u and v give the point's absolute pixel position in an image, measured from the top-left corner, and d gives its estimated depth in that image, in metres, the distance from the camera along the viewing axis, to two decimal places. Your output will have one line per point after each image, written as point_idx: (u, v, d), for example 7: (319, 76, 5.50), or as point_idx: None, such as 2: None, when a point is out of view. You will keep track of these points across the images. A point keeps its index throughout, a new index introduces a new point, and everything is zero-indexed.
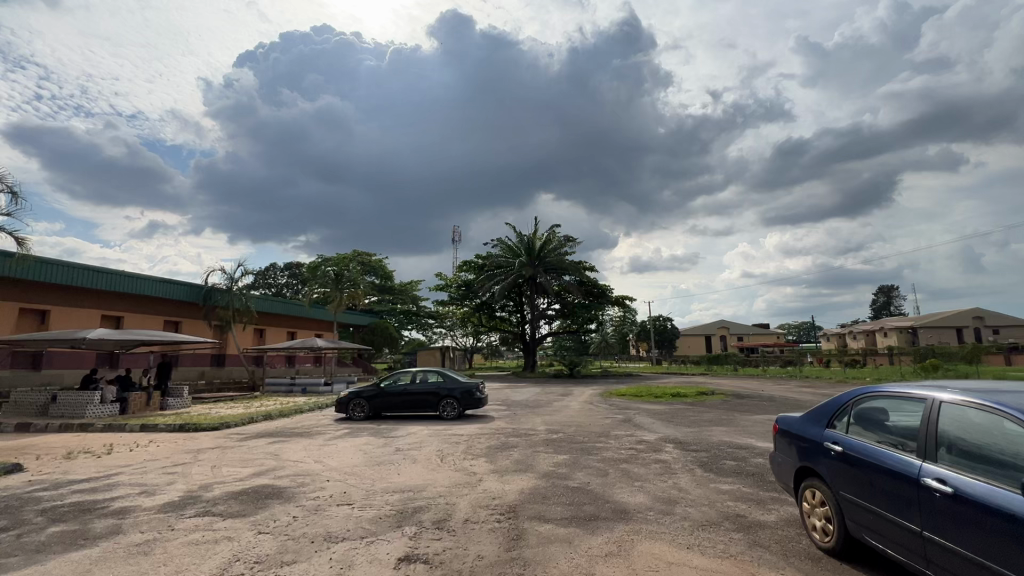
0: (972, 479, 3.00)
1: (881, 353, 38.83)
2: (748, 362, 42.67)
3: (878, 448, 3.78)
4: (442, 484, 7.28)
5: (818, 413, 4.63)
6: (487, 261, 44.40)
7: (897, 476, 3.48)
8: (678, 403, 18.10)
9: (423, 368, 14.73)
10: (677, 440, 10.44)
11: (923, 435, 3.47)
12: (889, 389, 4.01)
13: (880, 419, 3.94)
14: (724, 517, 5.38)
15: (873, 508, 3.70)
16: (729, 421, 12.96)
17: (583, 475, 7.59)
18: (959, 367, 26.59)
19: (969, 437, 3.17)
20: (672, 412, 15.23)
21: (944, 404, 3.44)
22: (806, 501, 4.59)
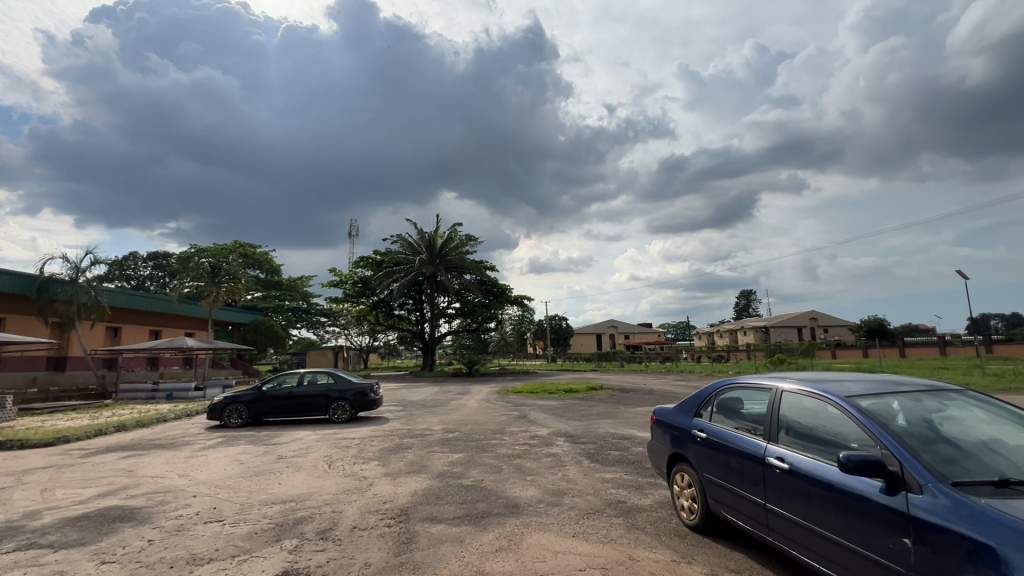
0: (803, 456, 3.51)
1: (742, 349, 44.32)
2: (633, 359, 46.16)
3: (734, 432, 4.28)
4: (329, 491, 6.89)
5: (687, 404, 5.14)
6: (386, 258, 42.96)
7: (748, 456, 3.97)
8: (570, 398, 19.05)
9: (312, 369, 13.79)
10: (568, 433, 10.95)
11: (769, 420, 3.99)
12: (744, 381, 4.55)
13: (737, 407, 4.48)
14: (606, 504, 5.75)
15: (729, 486, 4.19)
16: (615, 414, 13.89)
17: (477, 473, 7.66)
18: (798, 361, 31.29)
19: (803, 420, 3.69)
20: (564, 407, 15.99)
21: (785, 393, 3.98)
22: (676, 483, 5.08)
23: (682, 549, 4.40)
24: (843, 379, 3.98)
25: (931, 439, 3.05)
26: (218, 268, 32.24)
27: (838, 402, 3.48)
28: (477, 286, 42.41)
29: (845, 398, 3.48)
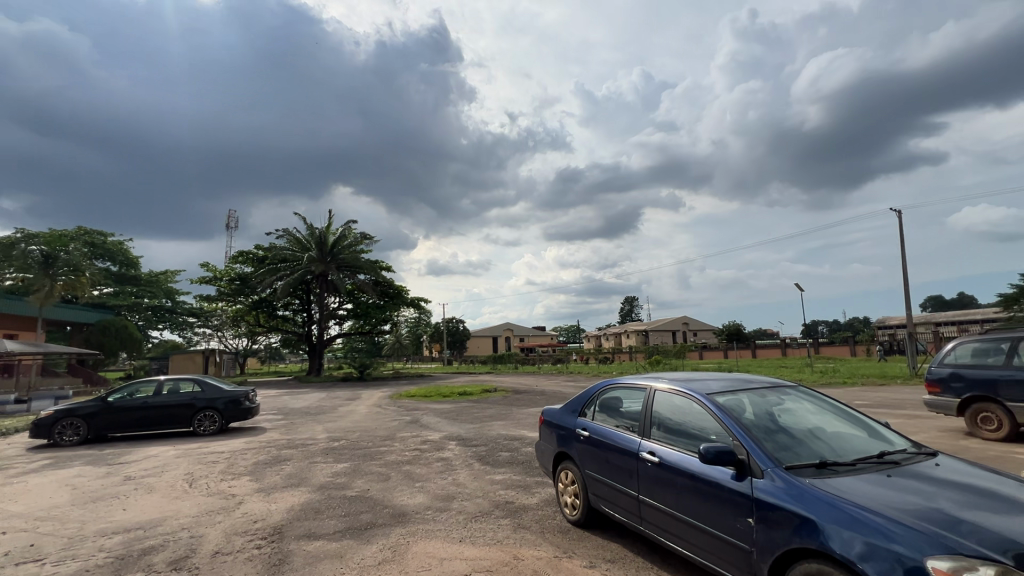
0: (671, 450, 3.84)
1: (625, 351, 47.98)
2: (528, 360, 47.70)
3: (614, 430, 4.56)
4: (188, 513, 6.10)
5: (573, 403, 5.36)
6: (269, 253, 39.52)
7: (624, 451, 4.26)
8: (464, 401, 19.05)
9: (173, 376, 12.17)
10: (460, 437, 10.90)
11: (644, 417, 4.30)
12: (624, 381, 4.86)
13: (617, 406, 4.77)
14: (494, 506, 5.80)
15: (608, 481, 4.45)
16: (507, 415, 14.16)
17: (363, 482, 7.30)
18: (672, 362, 34.61)
19: (672, 417, 4.04)
20: (458, 410, 15.94)
21: (658, 392, 4.32)
22: (561, 481, 5.28)
23: (563, 544, 4.58)
24: (707, 378, 4.42)
25: (772, 429, 3.50)
26: (54, 258, 27.11)
27: (700, 399, 3.86)
28: (371, 286, 40.71)
29: (706, 395, 3.87)
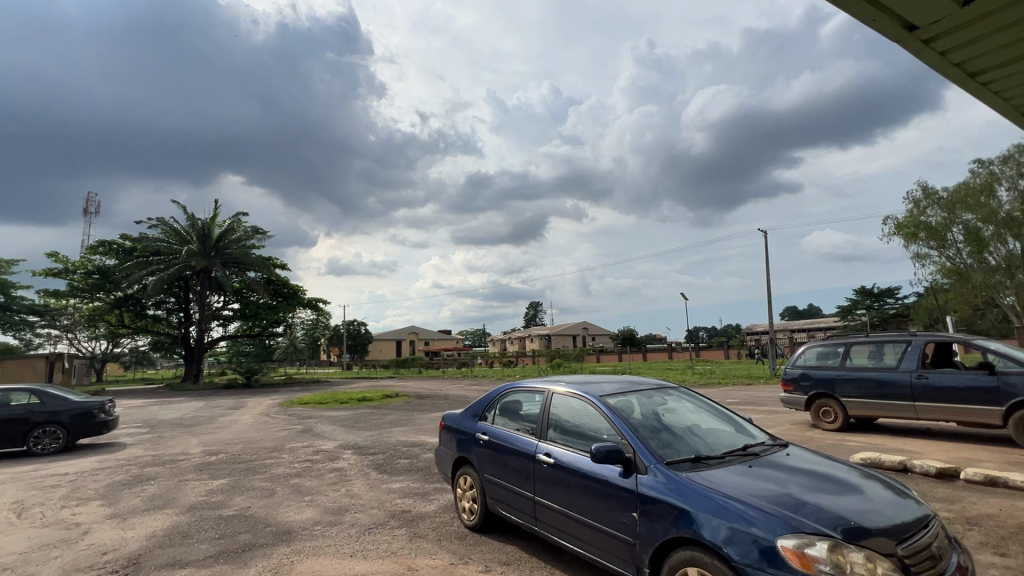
0: (566, 450, 3.97)
1: (529, 356, 49.24)
2: (432, 364, 47.06)
3: (512, 433, 4.62)
4: (15, 550, 5.10)
5: (474, 408, 5.35)
6: (138, 244, 34.80)
7: (522, 454, 4.33)
8: (362, 407, 18.23)
9: (2, 386, 10.19)
10: (356, 445, 10.38)
11: (541, 420, 4.41)
12: (523, 384, 4.95)
13: (516, 409, 4.84)
14: (390, 516, 5.59)
15: (505, 484, 4.50)
16: (408, 421, 13.80)
17: (244, 499, 6.65)
18: (573, 365, 36.09)
19: (568, 418, 4.18)
20: (356, 417, 15.21)
21: (555, 395, 4.45)
22: (459, 486, 5.24)
23: (460, 550, 4.54)
24: (601, 381, 4.65)
25: (657, 428, 3.77)
26: None
27: (593, 401, 4.04)
28: (262, 285, 37.49)
29: (599, 397, 4.06)
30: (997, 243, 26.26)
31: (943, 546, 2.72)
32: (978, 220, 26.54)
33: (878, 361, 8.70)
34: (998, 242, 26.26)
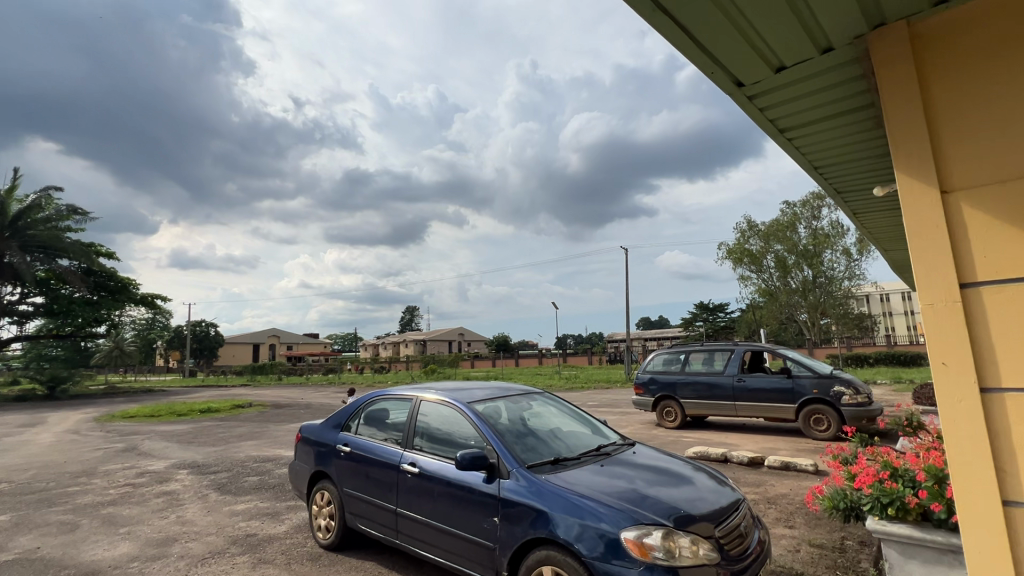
0: (431, 459, 3.91)
1: (402, 361, 47.91)
2: (293, 370, 43.27)
3: (377, 443, 4.42)
4: None
5: (336, 418, 5.01)
6: None
7: (385, 465, 4.16)
8: (205, 420, 16.06)
9: None
10: (194, 464, 9.07)
11: (408, 428, 4.29)
12: (391, 391, 4.77)
13: (382, 418, 4.64)
14: (230, 542, 4.97)
15: (367, 497, 4.29)
16: (261, 434, 12.48)
17: (32, 539, 5.39)
18: (447, 371, 35.90)
19: (435, 426, 4.12)
20: (196, 431, 13.36)
21: (423, 402, 4.36)
22: (315, 503, 4.86)
23: (312, 573, 4.20)
24: (470, 387, 4.68)
25: (521, 433, 3.89)
26: None
27: (461, 407, 4.04)
28: (76, 275, 31.16)
29: (467, 404, 4.07)
30: (796, 270, 32.12)
31: (749, 525, 3.20)
32: (785, 251, 32.14)
33: (709, 366, 10.08)
34: (797, 269, 32.11)
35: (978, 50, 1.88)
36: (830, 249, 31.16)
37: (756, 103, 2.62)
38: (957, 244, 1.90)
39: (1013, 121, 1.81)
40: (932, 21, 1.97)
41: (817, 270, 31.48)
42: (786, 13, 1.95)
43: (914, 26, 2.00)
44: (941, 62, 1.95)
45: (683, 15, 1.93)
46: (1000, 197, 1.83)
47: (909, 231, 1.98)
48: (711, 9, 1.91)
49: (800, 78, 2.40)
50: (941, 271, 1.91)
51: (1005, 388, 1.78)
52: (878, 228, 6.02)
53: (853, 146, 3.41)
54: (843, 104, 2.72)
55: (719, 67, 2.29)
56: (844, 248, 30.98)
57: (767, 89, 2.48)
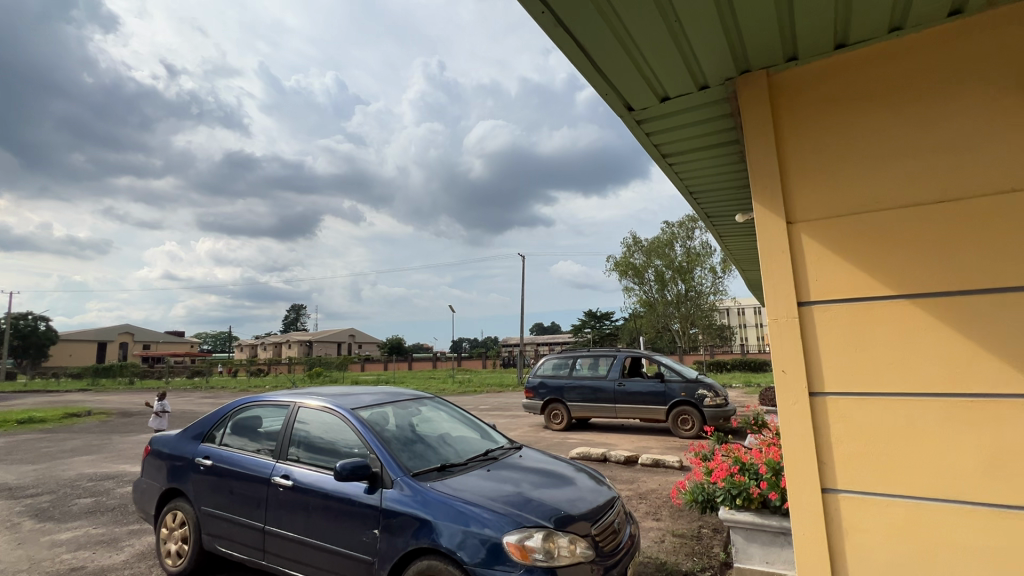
0: (307, 470, 3.62)
1: (283, 363, 44.28)
2: (149, 372, 37.88)
3: (244, 455, 4.00)
4: None
5: (196, 427, 4.45)
6: None
7: (254, 479, 3.79)
8: (25, 432, 13.37)
9: None
10: (3, 486, 7.47)
11: (282, 437, 3.95)
12: (264, 397, 4.35)
13: (253, 426, 4.21)
14: None
15: (229, 516, 3.86)
16: (102, 447, 10.71)
17: None
18: (333, 374, 33.87)
19: (315, 434, 3.84)
20: (11, 446, 11.07)
21: (301, 409, 4.04)
22: (165, 525, 4.26)
23: None
24: (356, 392, 4.43)
25: (408, 439, 3.76)
26: None
27: (345, 414, 3.80)
28: None
29: (351, 410, 3.85)
30: (672, 283, 35.51)
31: (621, 521, 3.40)
32: (663, 266, 35.40)
33: (594, 371, 10.69)
34: (673, 283, 35.51)
35: (828, 105, 2.19)
36: (700, 267, 34.86)
37: (644, 127, 2.82)
38: (797, 267, 2.20)
39: (844, 168, 2.14)
40: (788, 74, 2.27)
41: (689, 285, 35.09)
42: (670, 51, 2.12)
43: (774, 77, 2.29)
44: (794, 110, 2.26)
45: (583, 36, 2.01)
46: (829, 230, 2.15)
47: (762, 253, 2.25)
48: (607, 35, 2.01)
49: (683, 108, 2.63)
50: (783, 290, 2.20)
51: (827, 391, 2.09)
52: (740, 249, 6.82)
53: (722, 175, 3.82)
54: (714, 137, 3.04)
55: (613, 90, 2.42)
56: (711, 266, 34.85)
57: (653, 115, 2.69)
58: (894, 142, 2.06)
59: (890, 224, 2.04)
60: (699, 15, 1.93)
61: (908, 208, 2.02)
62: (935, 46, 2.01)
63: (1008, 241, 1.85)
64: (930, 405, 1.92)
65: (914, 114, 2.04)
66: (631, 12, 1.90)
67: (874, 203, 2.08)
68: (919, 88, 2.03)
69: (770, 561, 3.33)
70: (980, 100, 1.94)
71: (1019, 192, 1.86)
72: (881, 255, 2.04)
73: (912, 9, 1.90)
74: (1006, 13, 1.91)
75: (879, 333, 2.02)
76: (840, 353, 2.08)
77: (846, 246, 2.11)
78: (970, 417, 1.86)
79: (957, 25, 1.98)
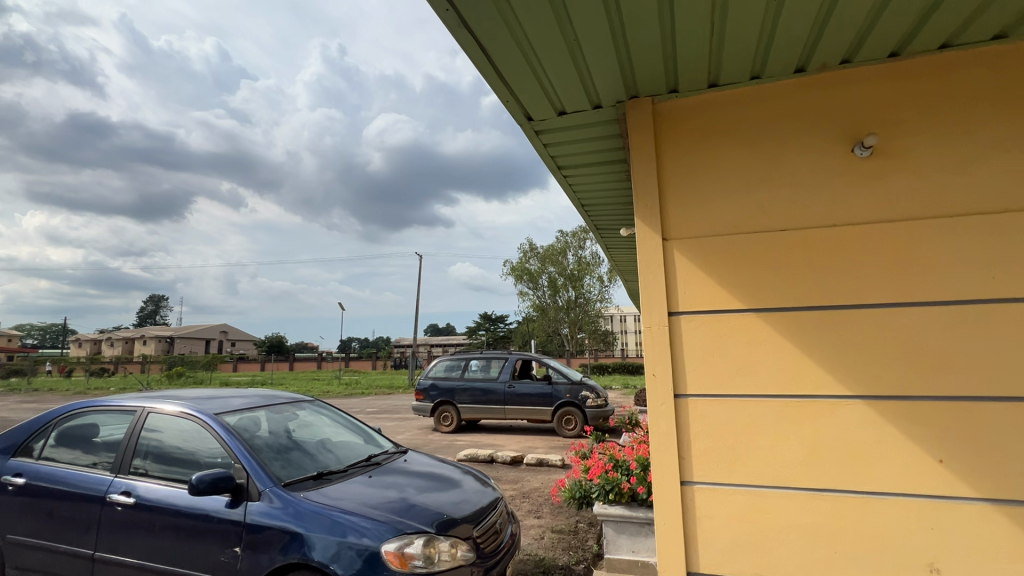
0: (155, 485, 3.17)
1: (135, 361, 38.62)
2: None
3: (72, 470, 3.39)
4: None
5: (6, 438, 3.68)
6: None
7: (84, 498, 3.23)
8: None
9: None
10: None
11: (124, 448, 3.41)
12: (103, 401, 3.73)
13: (86, 435, 3.60)
14: None
15: (46, 544, 3.24)
16: None
17: None
18: (197, 374, 30.26)
19: (168, 443, 3.38)
20: None
21: (152, 414, 3.53)
22: None
23: None
24: (224, 395, 3.99)
25: (281, 446, 3.46)
26: None
27: (206, 420, 3.39)
28: None
29: (214, 415, 3.44)
30: (564, 290, 37.25)
31: (503, 521, 3.45)
32: (556, 273, 37.06)
33: (486, 373, 10.81)
34: (564, 289, 37.26)
35: (699, 135, 2.44)
36: (589, 275, 37.01)
37: (542, 137, 2.92)
38: (669, 279, 2.42)
39: (712, 194, 2.40)
40: (670, 104, 2.49)
41: (579, 292, 37.05)
42: (568, 67, 2.21)
43: (659, 105, 2.51)
44: (673, 136, 2.48)
45: (486, 41, 2.03)
46: (697, 248, 2.40)
47: (641, 265, 2.44)
48: (511, 44, 2.04)
49: (578, 124, 2.76)
50: (657, 300, 2.40)
51: (688, 393, 2.32)
52: (624, 260, 7.33)
53: (610, 190, 4.09)
54: (604, 154, 3.23)
55: (513, 98, 2.47)
56: (599, 275, 37.14)
57: (551, 127, 2.79)
58: (752, 174, 2.36)
59: (745, 246, 2.33)
60: (594, 39, 2.04)
61: (760, 233, 2.32)
62: (786, 96, 2.34)
63: (829, 268, 2.22)
64: (768, 405, 2.21)
65: (765, 151, 2.35)
66: (532, 26, 1.95)
67: (734, 227, 2.36)
68: (769, 129, 2.35)
69: (636, 550, 3.61)
70: (816, 146, 2.30)
71: (840, 228, 2.24)
72: (736, 272, 2.32)
73: (769, 61, 2.19)
74: (838, 76, 2.27)
75: (731, 342, 2.29)
76: (701, 359, 2.32)
77: (709, 264, 2.36)
78: (798, 415, 2.18)
79: (802, 80, 2.31)
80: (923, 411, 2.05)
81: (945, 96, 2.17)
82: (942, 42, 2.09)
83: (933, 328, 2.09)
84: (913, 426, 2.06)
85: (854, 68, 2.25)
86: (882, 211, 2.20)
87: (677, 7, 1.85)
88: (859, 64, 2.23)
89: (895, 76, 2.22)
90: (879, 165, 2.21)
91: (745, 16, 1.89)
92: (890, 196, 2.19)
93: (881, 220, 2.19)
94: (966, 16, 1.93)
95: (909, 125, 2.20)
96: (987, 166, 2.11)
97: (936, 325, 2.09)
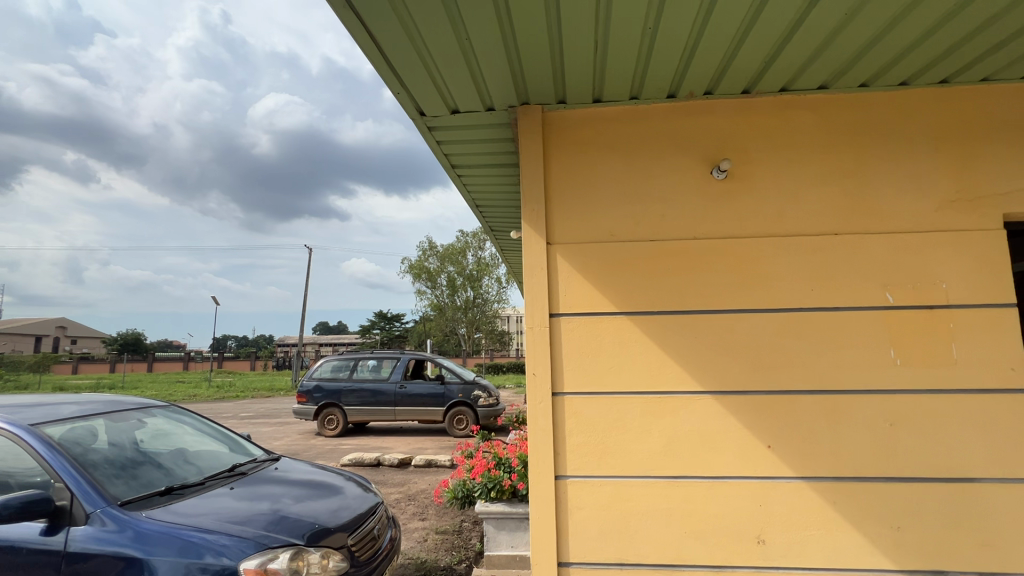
0: None
1: None
2: None
3: None
4: None
5: None
6: None
7: None
8: None
9: None
10: None
11: None
12: None
13: None
14: None
15: None
16: None
17: None
18: (23, 378, 25.38)
19: None
20: None
21: None
22: None
23: None
24: (52, 401, 3.39)
25: (122, 459, 3.01)
26: None
27: (20, 432, 2.84)
28: None
29: (32, 426, 2.90)
30: (462, 289, 37.22)
31: (382, 526, 3.33)
32: (455, 272, 36.98)
33: (376, 373, 10.42)
34: (463, 289, 37.24)
35: (582, 147, 2.58)
36: (488, 275, 37.38)
37: (435, 134, 2.88)
38: (551, 281, 2.52)
39: (592, 204, 2.55)
40: (559, 115, 2.60)
41: (477, 292, 37.26)
42: (460, 67, 2.20)
43: (549, 114, 2.61)
44: (561, 145, 2.59)
45: (375, 32, 1.94)
46: (577, 253, 2.52)
47: (526, 267, 2.51)
48: (401, 37, 1.98)
49: (471, 125, 2.77)
50: (540, 301, 2.48)
51: (565, 391, 2.43)
52: (517, 262, 7.50)
53: (503, 192, 4.16)
54: (497, 156, 3.27)
55: (405, 92, 2.40)
56: (497, 276, 37.64)
57: (444, 125, 2.76)
58: (628, 186, 2.55)
59: (620, 254, 2.50)
60: (486, 43, 2.04)
61: (632, 242, 2.51)
62: (659, 119, 2.56)
63: (689, 277, 2.47)
64: (635, 402, 2.40)
65: (639, 167, 2.55)
66: (424, 23, 1.90)
67: (610, 235, 2.53)
68: (642, 147, 2.55)
69: (515, 545, 3.71)
70: (682, 166, 2.54)
71: (698, 240, 2.50)
72: (610, 277, 2.49)
73: (645, 84, 2.38)
74: (702, 106, 2.54)
75: (606, 342, 2.45)
76: (578, 359, 2.45)
77: (588, 268, 2.50)
78: (659, 409, 2.38)
79: (673, 106, 2.55)
80: (757, 403, 2.37)
81: (784, 132, 2.52)
82: (782, 85, 2.43)
83: (769, 331, 2.42)
84: (749, 416, 2.36)
85: (715, 99, 2.53)
86: (731, 228, 2.50)
87: (563, 21, 1.92)
88: (718, 97, 2.51)
89: (746, 111, 2.54)
90: (730, 188, 2.51)
91: (625, 39, 2.02)
92: (739, 216, 2.50)
93: (731, 236, 2.49)
94: (799, 65, 2.26)
95: (756, 155, 2.53)
96: (811, 195, 2.49)
97: (770, 329, 2.42)
